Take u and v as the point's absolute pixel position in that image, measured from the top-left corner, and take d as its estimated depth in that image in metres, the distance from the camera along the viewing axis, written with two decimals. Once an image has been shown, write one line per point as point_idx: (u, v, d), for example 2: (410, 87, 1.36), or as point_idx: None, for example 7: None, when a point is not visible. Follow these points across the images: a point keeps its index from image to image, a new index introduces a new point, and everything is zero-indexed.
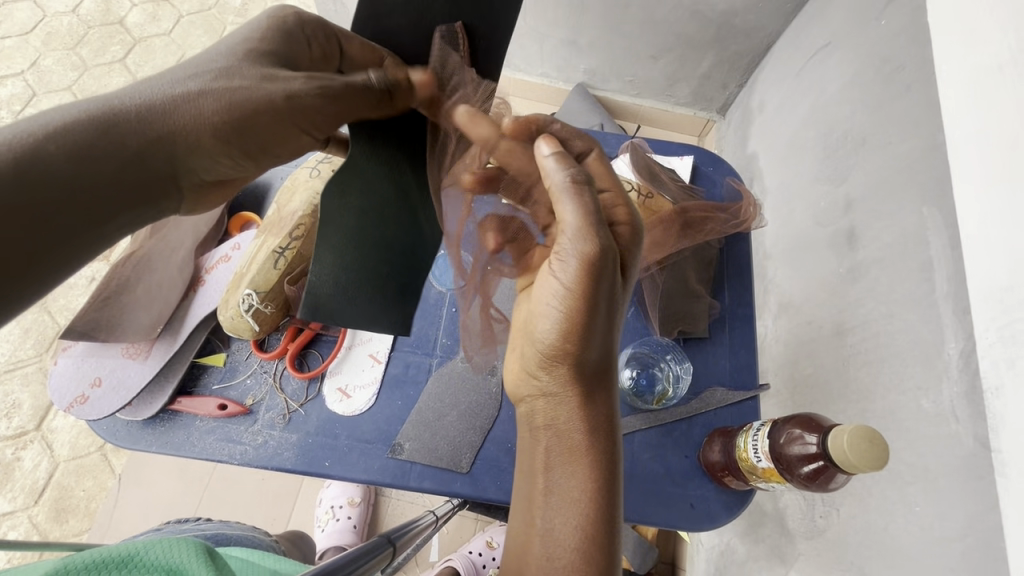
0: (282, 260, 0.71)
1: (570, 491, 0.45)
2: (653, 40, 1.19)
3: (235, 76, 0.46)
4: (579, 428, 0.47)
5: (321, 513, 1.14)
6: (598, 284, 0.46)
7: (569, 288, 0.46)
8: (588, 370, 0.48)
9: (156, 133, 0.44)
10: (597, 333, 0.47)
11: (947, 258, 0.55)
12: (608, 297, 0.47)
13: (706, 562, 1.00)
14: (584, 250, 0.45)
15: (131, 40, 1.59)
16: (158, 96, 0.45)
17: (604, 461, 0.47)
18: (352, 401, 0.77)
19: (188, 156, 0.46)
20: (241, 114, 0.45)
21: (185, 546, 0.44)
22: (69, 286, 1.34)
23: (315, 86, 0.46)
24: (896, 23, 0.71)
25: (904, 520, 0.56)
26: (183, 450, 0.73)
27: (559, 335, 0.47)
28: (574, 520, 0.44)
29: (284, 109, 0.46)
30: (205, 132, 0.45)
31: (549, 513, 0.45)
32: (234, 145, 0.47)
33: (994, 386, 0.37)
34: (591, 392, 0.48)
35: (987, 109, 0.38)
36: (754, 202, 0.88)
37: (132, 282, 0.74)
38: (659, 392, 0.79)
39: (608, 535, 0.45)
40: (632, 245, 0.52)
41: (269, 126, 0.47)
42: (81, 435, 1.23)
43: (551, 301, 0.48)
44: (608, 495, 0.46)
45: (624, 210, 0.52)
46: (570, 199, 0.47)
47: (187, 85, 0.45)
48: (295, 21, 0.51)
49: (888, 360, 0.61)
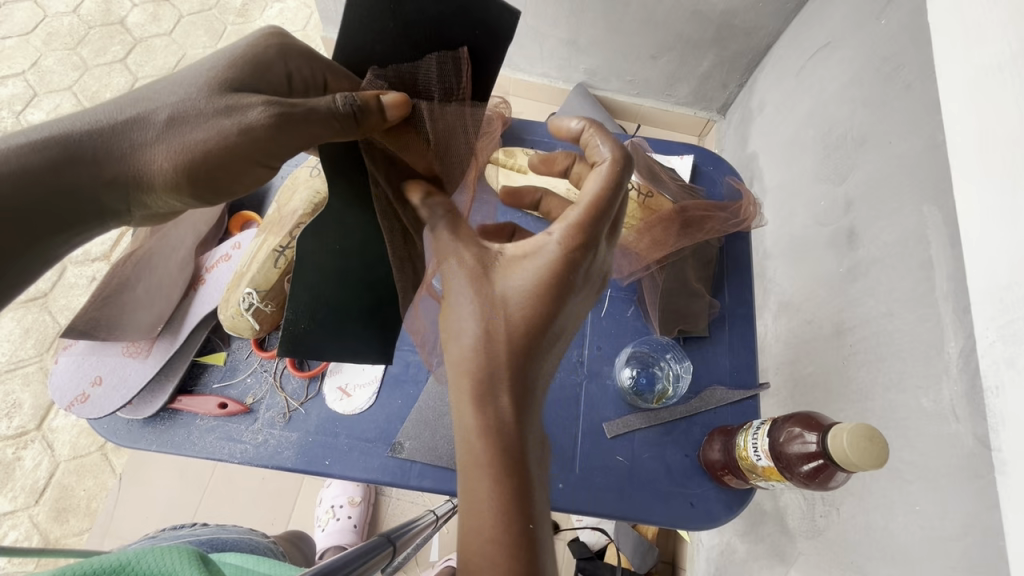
0: (281, 259, 0.71)
1: (473, 474, 0.42)
2: (653, 40, 1.19)
3: (189, 117, 0.48)
4: (479, 407, 0.43)
5: (322, 512, 1.15)
6: (480, 288, 0.47)
7: (464, 297, 0.48)
8: (499, 364, 0.45)
9: (110, 174, 0.48)
10: (501, 331, 0.46)
11: (947, 257, 0.55)
12: (490, 292, 0.47)
13: (706, 561, 1.00)
14: (462, 265, 0.50)
15: (131, 40, 1.59)
16: (118, 136, 0.48)
17: (506, 456, 0.42)
18: (352, 400, 0.77)
19: (141, 194, 0.50)
20: (192, 159, 0.48)
21: (176, 552, 0.39)
22: (70, 286, 1.35)
23: (268, 115, 0.47)
24: (896, 23, 0.72)
25: (904, 519, 0.56)
26: (183, 449, 0.74)
27: (467, 329, 0.47)
28: (481, 516, 0.40)
29: (238, 143, 0.47)
30: (159, 177, 0.49)
31: (463, 514, 0.41)
32: (187, 188, 0.50)
33: (994, 386, 0.38)
34: (495, 370, 0.45)
35: (985, 110, 0.38)
36: (755, 201, 0.88)
37: (131, 283, 0.73)
38: (659, 391, 0.80)
39: (517, 537, 0.39)
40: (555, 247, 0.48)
41: (222, 164, 0.48)
42: (81, 435, 1.24)
43: (454, 310, 0.48)
44: (520, 494, 0.41)
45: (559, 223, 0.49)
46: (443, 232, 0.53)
47: (145, 129, 0.48)
48: (276, 52, 0.52)
49: (888, 360, 0.61)
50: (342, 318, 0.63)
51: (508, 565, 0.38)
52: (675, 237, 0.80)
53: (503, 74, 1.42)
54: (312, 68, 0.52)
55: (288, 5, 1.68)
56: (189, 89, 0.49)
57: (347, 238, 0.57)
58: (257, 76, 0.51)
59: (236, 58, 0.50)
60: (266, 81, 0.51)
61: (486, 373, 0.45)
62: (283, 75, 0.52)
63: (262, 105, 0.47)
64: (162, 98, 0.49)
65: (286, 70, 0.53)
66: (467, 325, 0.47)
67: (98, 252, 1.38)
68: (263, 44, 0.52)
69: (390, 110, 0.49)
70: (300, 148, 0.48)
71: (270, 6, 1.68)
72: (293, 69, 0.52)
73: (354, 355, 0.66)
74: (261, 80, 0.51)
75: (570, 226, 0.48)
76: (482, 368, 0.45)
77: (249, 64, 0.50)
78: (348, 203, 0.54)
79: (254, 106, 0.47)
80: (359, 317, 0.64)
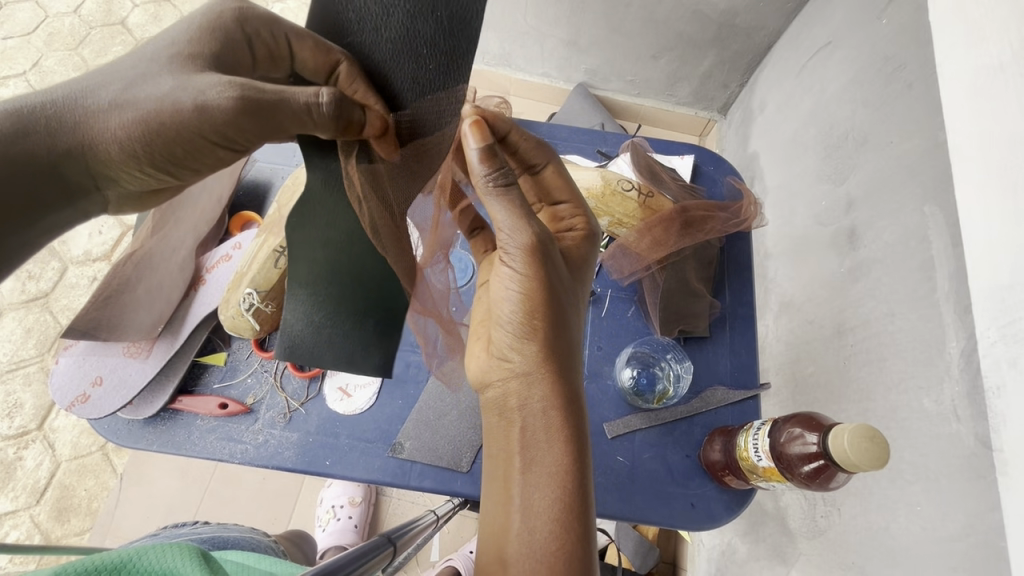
0: (282, 259, 0.71)
1: (546, 468, 0.44)
2: (654, 40, 1.19)
3: (149, 89, 0.45)
4: (549, 407, 0.46)
5: (322, 512, 1.15)
6: (551, 268, 0.48)
7: (520, 270, 0.47)
8: (557, 349, 0.47)
9: (70, 145, 0.45)
10: (556, 315, 0.47)
11: (949, 256, 0.55)
12: (558, 290, 0.48)
13: (706, 562, 1.00)
14: (524, 235, 0.47)
15: (133, 40, 1.60)
16: (74, 106, 0.45)
17: (575, 443, 0.45)
18: (352, 400, 0.77)
19: (105, 168, 0.47)
20: (152, 132, 0.45)
21: (178, 549, 0.39)
22: (71, 286, 1.35)
23: (232, 98, 0.43)
24: (897, 23, 0.71)
25: (905, 520, 0.56)
26: (183, 449, 0.74)
27: (521, 308, 0.47)
28: (552, 495, 0.43)
29: (194, 121, 0.44)
30: (118, 147, 0.46)
31: (526, 491, 0.44)
32: (148, 161, 0.48)
33: (996, 386, 0.38)
34: (560, 368, 0.47)
35: (988, 109, 0.38)
36: (755, 200, 0.88)
37: (132, 283, 0.72)
38: (659, 391, 0.79)
39: (582, 514, 0.43)
40: (580, 249, 0.54)
41: (183, 138, 0.45)
42: (83, 435, 1.24)
43: (508, 280, 0.48)
44: (581, 488, 0.44)
45: (583, 218, 0.56)
46: (506, 196, 0.49)
47: (99, 96, 0.45)
48: (232, 19, 0.49)
49: (889, 360, 0.61)
50: (334, 326, 0.62)
51: (564, 544, 0.42)
52: (676, 237, 0.81)
53: (504, 74, 1.42)
54: (272, 32, 0.49)
55: (290, 5, 1.68)
56: (151, 62, 0.46)
57: (332, 227, 0.55)
58: (222, 51, 0.48)
59: (196, 31, 0.47)
60: (231, 57, 0.48)
61: (544, 356, 0.47)
62: (242, 37, 0.49)
63: (223, 84, 0.44)
64: (122, 71, 0.46)
65: (245, 35, 0.50)
66: (519, 302, 0.47)
67: (99, 252, 1.38)
68: (218, 10, 0.49)
69: (378, 148, 0.51)
70: (266, 133, 0.46)
71: (271, 6, 1.67)
72: (251, 34, 0.50)
73: (354, 360, 0.62)
74: (224, 47, 0.48)
75: (585, 222, 0.56)
76: (545, 355, 0.47)
77: (209, 37, 0.47)
78: (326, 185, 0.51)
79: (214, 84, 0.44)
80: (361, 321, 0.61)
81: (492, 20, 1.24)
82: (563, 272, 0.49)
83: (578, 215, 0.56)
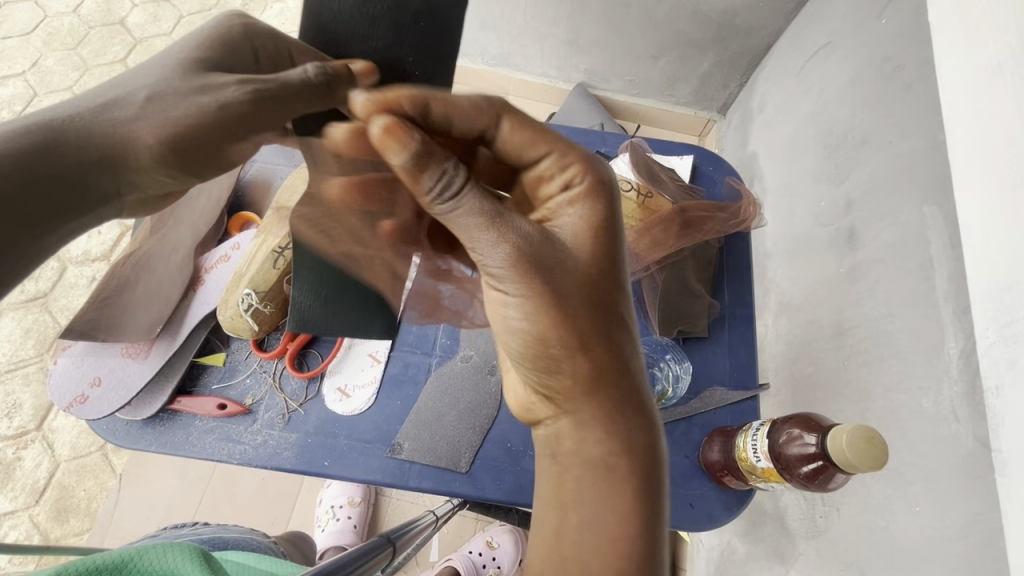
0: (281, 259, 0.70)
1: (603, 501, 0.43)
2: (653, 39, 1.19)
3: (168, 96, 0.44)
4: (598, 436, 0.44)
5: (321, 512, 1.15)
6: (541, 279, 0.42)
7: (518, 298, 0.42)
8: (582, 372, 0.44)
9: (99, 153, 0.43)
10: (572, 336, 0.43)
11: (948, 257, 0.55)
12: (564, 306, 0.42)
13: (706, 561, 1.00)
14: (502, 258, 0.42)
15: (132, 40, 1.60)
16: (97, 117, 0.44)
17: (634, 466, 0.44)
18: (351, 400, 0.77)
19: (132, 173, 0.45)
20: (177, 136, 0.44)
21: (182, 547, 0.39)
22: (70, 286, 1.35)
23: (246, 92, 0.43)
24: (897, 23, 0.71)
25: (904, 520, 0.56)
26: (182, 450, 0.74)
27: (535, 336, 0.43)
28: (615, 530, 0.42)
29: (216, 120, 0.43)
30: (145, 152, 0.44)
31: (587, 534, 0.43)
32: (176, 164, 0.46)
33: (994, 386, 0.38)
34: (595, 392, 0.44)
35: (988, 109, 0.38)
36: (754, 201, 0.89)
37: (131, 283, 0.72)
38: (660, 392, 0.77)
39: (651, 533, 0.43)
40: (581, 219, 0.44)
41: (217, 136, 0.44)
42: (82, 435, 1.24)
43: (508, 310, 0.44)
44: (645, 509, 0.43)
45: (574, 171, 0.45)
46: (461, 211, 0.41)
47: (125, 106, 0.44)
48: (241, 35, 0.49)
49: (888, 360, 0.61)
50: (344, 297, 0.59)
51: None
52: (676, 237, 0.81)
53: (503, 74, 1.42)
54: (275, 45, 0.49)
55: (289, 5, 1.68)
56: (163, 71, 0.45)
57: None
58: (231, 60, 0.48)
59: (204, 40, 0.47)
60: (237, 63, 0.48)
61: (580, 383, 0.44)
62: (250, 52, 0.49)
63: (237, 83, 0.44)
64: (138, 82, 0.45)
65: (253, 50, 0.50)
66: (532, 330, 0.43)
67: (98, 252, 1.38)
68: (226, 26, 0.49)
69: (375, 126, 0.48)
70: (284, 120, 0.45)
71: (271, 6, 1.68)
72: (259, 48, 0.50)
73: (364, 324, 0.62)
74: (231, 60, 0.48)
75: (581, 171, 0.44)
76: (579, 383, 0.44)
77: (219, 49, 0.48)
78: None
79: (229, 83, 0.44)
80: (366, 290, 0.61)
81: (491, 20, 1.24)
82: (565, 279, 0.42)
83: (566, 169, 0.45)
